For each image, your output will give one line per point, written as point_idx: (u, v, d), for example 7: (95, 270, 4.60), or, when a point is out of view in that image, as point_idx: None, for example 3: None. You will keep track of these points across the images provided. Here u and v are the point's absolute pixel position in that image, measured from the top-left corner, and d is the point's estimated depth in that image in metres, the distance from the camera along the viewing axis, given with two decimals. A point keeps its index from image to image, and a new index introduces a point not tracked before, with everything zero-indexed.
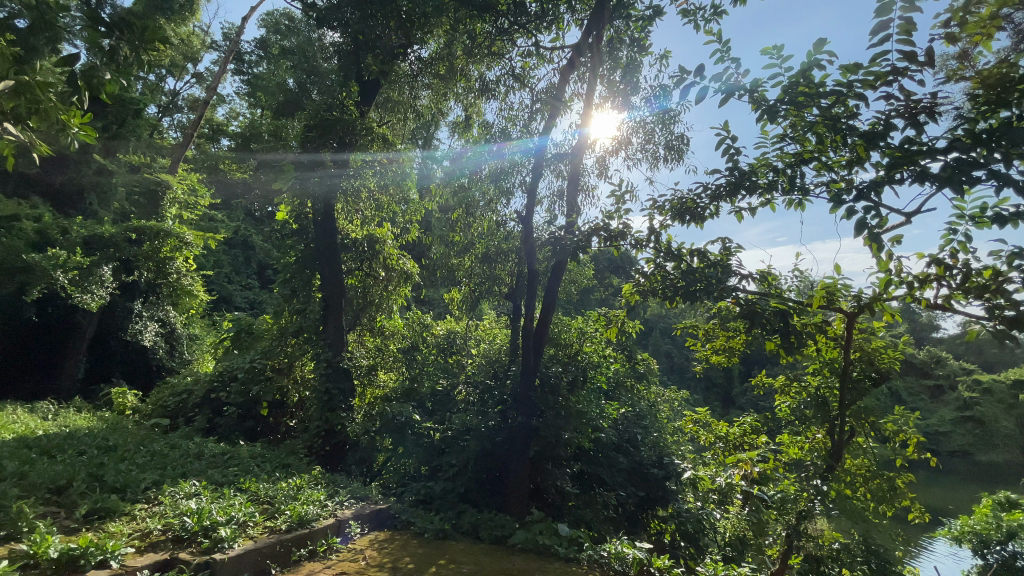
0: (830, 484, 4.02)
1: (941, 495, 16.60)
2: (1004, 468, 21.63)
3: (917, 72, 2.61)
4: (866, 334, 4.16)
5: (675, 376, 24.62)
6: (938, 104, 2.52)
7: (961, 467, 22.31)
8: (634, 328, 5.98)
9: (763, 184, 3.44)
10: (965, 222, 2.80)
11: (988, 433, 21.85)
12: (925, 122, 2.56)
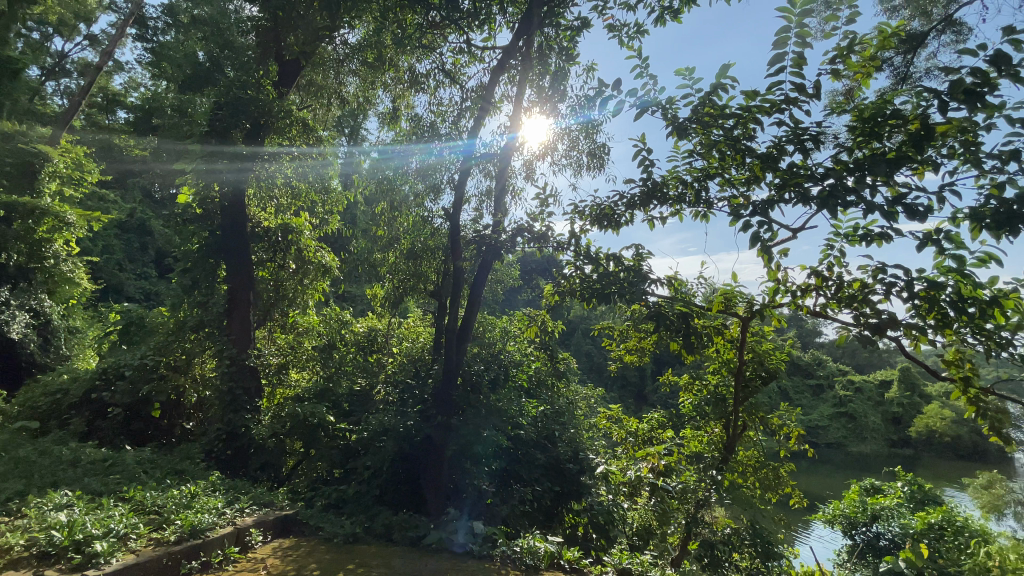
0: (724, 474, 4.38)
1: (818, 482, 18.77)
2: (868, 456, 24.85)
3: (806, 102, 2.89)
4: (758, 337, 4.58)
5: (595, 375, 25.73)
6: (821, 133, 2.83)
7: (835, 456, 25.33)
8: (556, 328, 6.15)
9: (674, 197, 3.66)
10: (839, 240, 3.14)
11: (856, 426, 25.01)
12: (811, 148, 2.85)
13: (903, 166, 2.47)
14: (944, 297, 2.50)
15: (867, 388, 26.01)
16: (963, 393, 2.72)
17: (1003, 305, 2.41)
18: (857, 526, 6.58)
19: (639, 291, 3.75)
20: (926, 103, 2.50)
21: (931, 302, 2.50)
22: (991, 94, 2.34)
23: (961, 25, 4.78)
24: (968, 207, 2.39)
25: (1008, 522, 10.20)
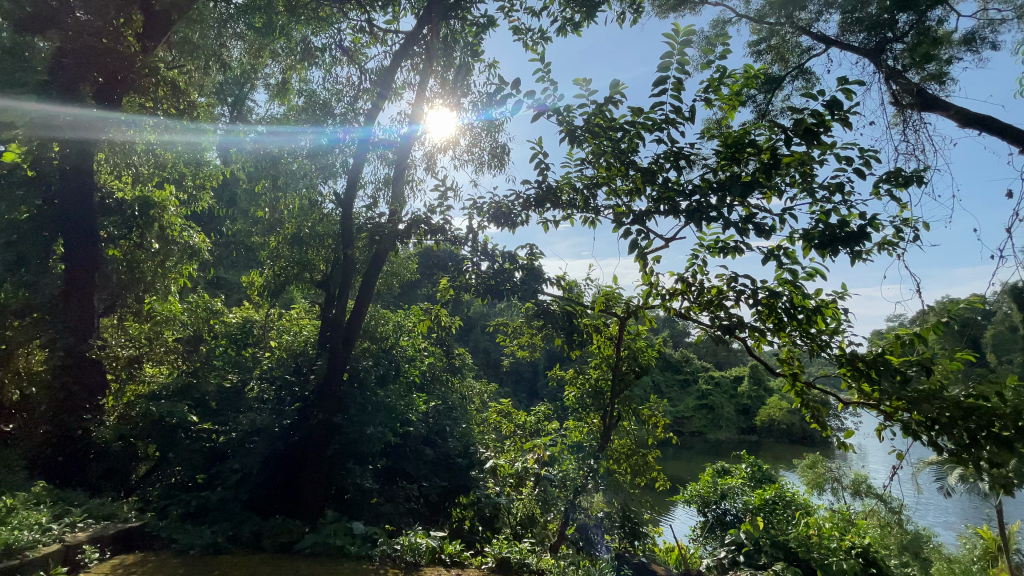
0: (601, 462, 4.70)
1: (683, 467, 21.02)
2: (722, 442, 28.35)
3: (682, 125, 3.22)
4: (635, 335, 4.98)
5: (490, 371, 26.27)
6: (693, 154, 3.16)
7: (696, 443, 28.54)
8: (452, 323, 6.15)
9: (566, 201, 3.83)
10: (702, 252, 3.61)
11: (714, 416, 28.44)
12: (684, 166, 3.18)
13: (755, 189, 2.86)
14: (781, 304, 2.95)
15: (724, 382, 29.57)
16: (791, 387, 3.24)
17: (824, 313, 2.90)
18: (710, 504, 6.66)
19: (530, 289, 3.91)
20: (776, 136, 2.92)
21: (770, 309, 2.96)
22: (824, 134, 2.81)
23: (810, 74, 5.61)
24: (803, 228, 2.85)
25: (827, 495, 12.14)
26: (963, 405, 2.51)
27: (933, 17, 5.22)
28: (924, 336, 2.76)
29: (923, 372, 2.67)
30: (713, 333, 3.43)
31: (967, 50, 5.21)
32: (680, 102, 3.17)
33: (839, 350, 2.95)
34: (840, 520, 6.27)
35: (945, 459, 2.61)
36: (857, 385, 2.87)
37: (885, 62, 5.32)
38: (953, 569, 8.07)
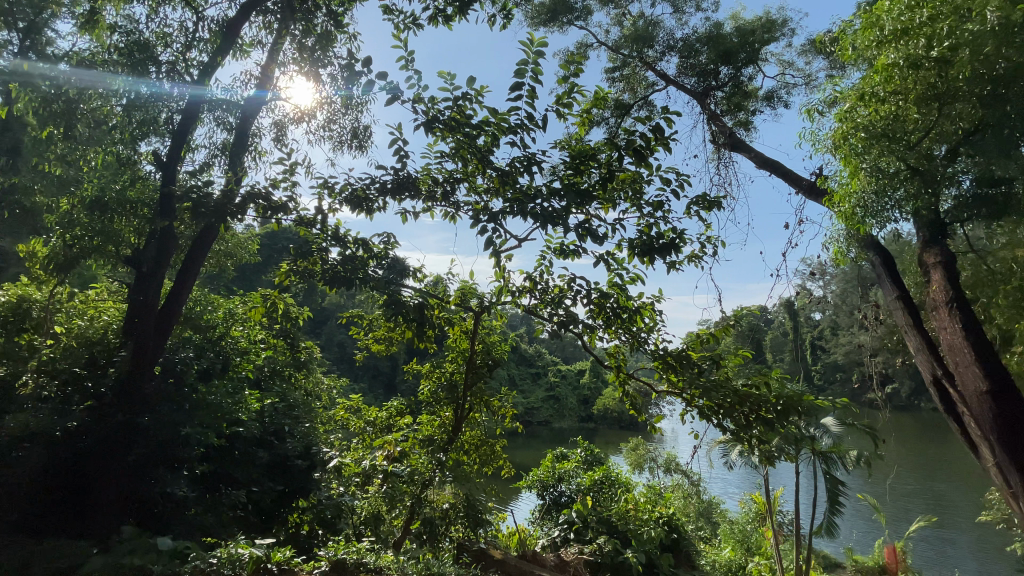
0: (449, 455, 4.72)
1: (530, 455, 22.38)
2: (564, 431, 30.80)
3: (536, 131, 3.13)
4: (488, 330, 5.09)
5: (342, 366, 24.94)
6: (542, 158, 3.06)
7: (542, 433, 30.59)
8: (300, 314, 5.67)
9: (426, 194, 3.50)
10: (551, 251, 3.61)
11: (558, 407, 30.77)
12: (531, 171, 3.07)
13: (595, 199, 3.05)
14: (610, 305, 3.29)
15: (570, 376, 32.21)
16: (616, 376, 3.67)
17: (642, 313, 3.31)
18: (547, 488, 6.84)
19: (385, 281, 3.63)
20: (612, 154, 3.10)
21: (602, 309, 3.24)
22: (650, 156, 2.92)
23: (652, 105, 6.35)
24: (627, 237, 3.19)
25: (646, 474, 13.95)
26: (739, 392, 3.03)
27: (745, 74, 6.32)
28: (717, 336, 3.37)
29: (714, 364, 3.21)
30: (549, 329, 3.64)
31: (766, 106, 6.41)
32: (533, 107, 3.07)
33: (654, 346, 3.37)
34: (653, 493, 7.22)
35: (728, 438, 3.09)
36: (667, 375, 3.31)
37: (710, 105, 6.27)
38: (732, 528, 9.86)
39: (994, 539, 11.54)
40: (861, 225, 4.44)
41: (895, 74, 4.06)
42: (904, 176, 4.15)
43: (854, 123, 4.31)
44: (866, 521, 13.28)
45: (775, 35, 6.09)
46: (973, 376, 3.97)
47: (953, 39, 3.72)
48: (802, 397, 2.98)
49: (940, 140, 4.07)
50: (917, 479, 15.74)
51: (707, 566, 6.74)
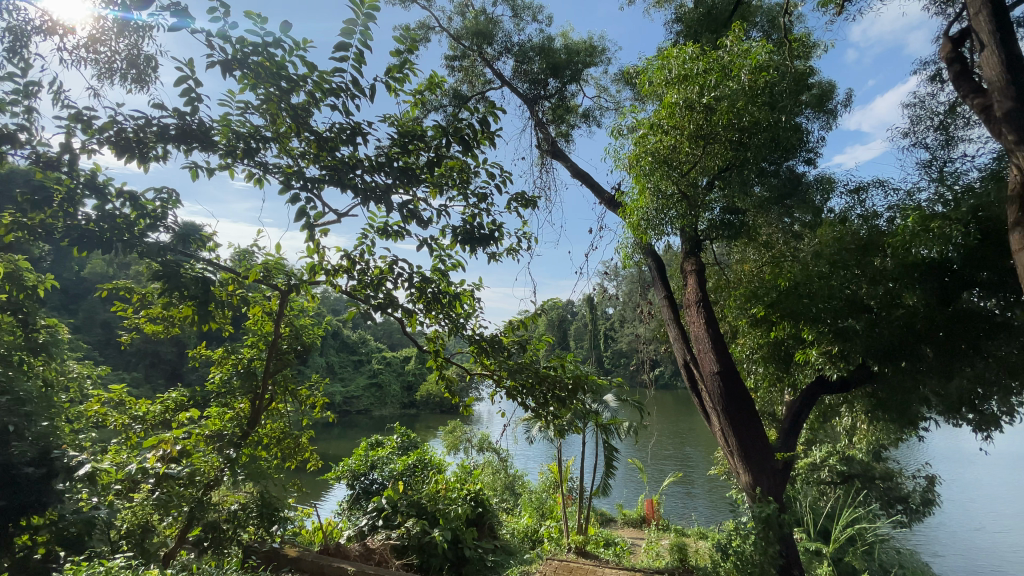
0: (242, 450, 4.09)
1: (344, 445, 21.40)
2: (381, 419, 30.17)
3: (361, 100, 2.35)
4: (298, 312, 4.59)
5: (105, 352, 20.28)
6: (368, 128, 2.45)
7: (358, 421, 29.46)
8: (42, 283, 4.40)
9: (222, 147, 2.60)
10: (373, 231, 2.77)
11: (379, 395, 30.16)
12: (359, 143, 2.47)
13: (422, 183, 2.74)
14: (430, 289, 3.16)
15: (393, 362, 31.76)
16: (433, 362, 3.67)
17: (462, 299, 3.30)
18: (358, 477, 6.54)
19: (161, 248, 2.66)
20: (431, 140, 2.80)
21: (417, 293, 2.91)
22: (477, 149, 2.82)
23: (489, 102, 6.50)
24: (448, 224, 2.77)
25: (459, 455, 14.52)
26: (540, 374, 3.29)
27: (569, 90, 6.90)
28: (526, 323, 3.59)
29: (520, 349, 3.40)
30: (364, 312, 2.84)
31: (584, 122, 7.12)
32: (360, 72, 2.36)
33: (471, 331, 3.41)
34: (463, 472, 7.48)
35: (530, 415, 3.33)
36: (480, 359, 3.42)
37: (538, 112, 6.70)
38: (531, 497, 10.89)
39: (718, 487, 14.91)
40: (644, 234, 5.27)
41: (677, 112, 4.92)
42: (676, 199, 5.03)
43: (645, 148, 5.09)
44: (635, 482, 15.93)
45: (595, 60, 6.79)
46: (709, 359, 5.07)
47: (718, 90, 4.71)
48: (588, 377, 3.39)
49: (703, 173, 5.06)
50: (671, 446, 19.51)
51: (506, 534, 7.26)
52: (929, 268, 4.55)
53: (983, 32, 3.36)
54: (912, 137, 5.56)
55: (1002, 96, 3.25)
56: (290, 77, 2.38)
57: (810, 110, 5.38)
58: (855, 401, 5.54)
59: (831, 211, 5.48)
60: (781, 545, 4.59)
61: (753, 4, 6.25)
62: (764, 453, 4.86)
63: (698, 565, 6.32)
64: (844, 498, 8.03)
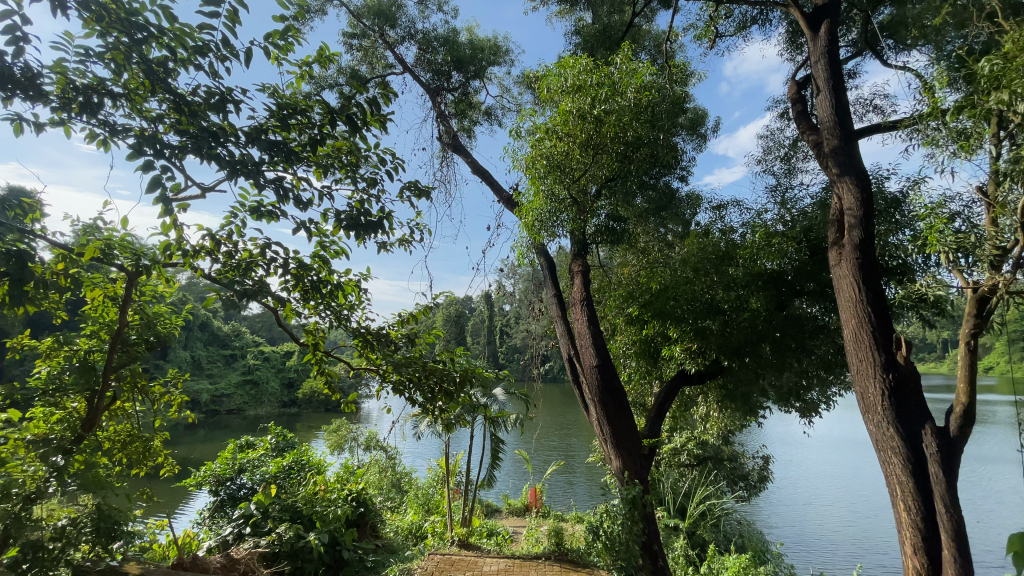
0: (75, 456, 3.45)
1: (212, 447, 19.38)
2: (256, 418, 27.76)
3: (232, 63, 2.10)
4: (152, 299, 3.99)
5: None
6: (241, 95, 2.19)
7: (229, 421, 26.81)
8: None
9: (55, 99, 2.17)
10: (243, 210, 2.46)
11: (256, 392, 27.73)
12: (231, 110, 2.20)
13: (303, 161, 2.52)
14: (310, 277, 2.95)
15: (272, 357, 29.34)
16: (312, 356, 3.44)
17: (344, 289, 3.11)
18: (224, 483, 5.93)
19: None
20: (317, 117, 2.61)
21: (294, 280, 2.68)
22: (366, 131, 2.65)
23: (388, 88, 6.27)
24: (333, 207, 2.59)
25: (344, 453, 13.89)
26: (427, 367, 3.25)
27: (472, 85, 6.89)
28: (416, 316, 3.50)
29: (408, 343, 3.33)
30: (225, 298, 2.50)
31: (485, 120, 7.17)
32: (232, 32, 2.10)
33: (357, 323, 3.25)
34: (344, 472, 7.14)
35: (416, 409, 3.27)
36: (364, 352, 3.29)
37: (440, 103, 6.59)
38: (417, 493, 10.74)
39: (596, 474, 15.97)
40: (537, 234, 5.43)
41: (570, 119, 5.16)
42: (568, 204, 5.27)
43: (540, 151, 5.25)
44: (520, 472, 16.48)
45: (499, 59, 6.86)
46: (589, 354, 5.42)
47: (608, 104, 5.02)
48: (476, 371, 3.41)
49: (592, 181, 5.35)
50: (556, 437, 20.49)
51: (389, 533, 7.09)
52: (770, 278, 5.30)
53: (820, 80, 3.98)
54: (764, 164, 6.42)
55: (830, 135, 3.88)
56: (146, 27, 2.07)
57: (686, 131, 5.96)
58: (710, 393, 6.26)
59: (697, 225, 6.15)
60: (645, 523, 5.06)
61: (642, 28, 6.76)
62: (633, 440, 5.31)
63: (572, 548, 6.72)
64: (698, 478, 9.06)
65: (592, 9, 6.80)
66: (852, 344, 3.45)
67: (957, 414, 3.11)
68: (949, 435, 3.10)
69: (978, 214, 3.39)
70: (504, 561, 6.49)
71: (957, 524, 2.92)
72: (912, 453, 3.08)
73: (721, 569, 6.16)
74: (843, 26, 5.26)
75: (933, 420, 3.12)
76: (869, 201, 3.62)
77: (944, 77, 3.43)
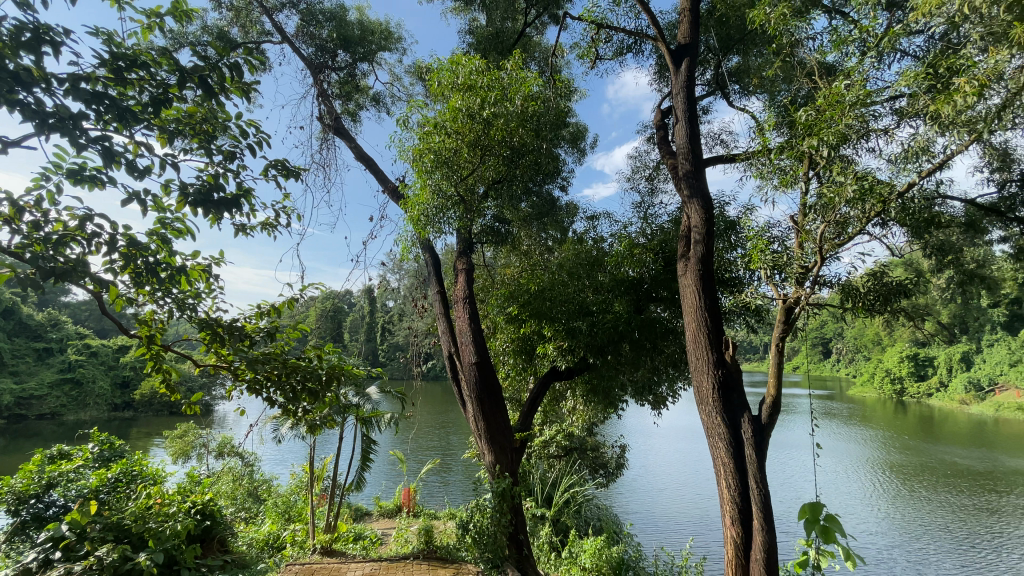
0: None
1: (14, 459, 15.92)
2: (77, 423, 23.38)
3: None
4: None
5: None
6: (65, 36, 1.82)
7: (38, 427, 22.21)
8: None
9: None
10: (59, 173, 2.05)
11: (79, 393, 23.38)
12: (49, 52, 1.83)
13: (146, 124, 2.17)
14: (147, 258, 2.54)
15: (102, 351, 24.89)
16: (146, 350, 2.96)
17: (189, 275, 2.73)
18: (24, 502, 4.88)
19: None
20: (166, 76, 2.28)
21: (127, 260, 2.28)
22: (225, 99, 2.37)
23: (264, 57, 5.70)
24: (178, 180, 2.30)
25: (191, 460, 12.32)
26: (289, 364, 2.98)
27: (360, 68, 6.55)
28: (279, 308, 3.20)
29: (267, 337, 3.03)
30: (26, 276, 2.05)
31: (372, 106, 6.85)
32: None
33: (206, 313, 2.87)
34: (188, 482, 6.30)
35: (275, 409, 3.00)
36: (213, 347, 2.91)
37: (322, 82, 6.15)
38: (276, 501, 9.86)
39: (471, 470, 16.17)
40: (423, 229, 5.31)
41: (459, 117, 5.16)
42: (455, 201, 5.24)
43: (428, 145, 5.17)
44: (394, 472, 16.06)
45: (391, 46, 6.60)
46: (467, 351, 5.48)
47: (496, 107, 5.11)
48: (345, 368, 3.20)
49: (479, 181, 5.40)
50: (434, 436, 20.33)
51: (242, 545, 6.43)
52: (631, 284, 5.84)
53: (679, 110, 4.49)
54: (632, 182, 7.05)
55: (684, 160, 4.40)
56: None
57: (567, 143, 6.31)
58: (577, 388, 6.69)
59: (574, 232, 6.54)
60: (512, 515, 5.23)
61: (532, 40, 7.01)
62: (505, 435, 5.46)
63: (442, 545, 6.71)
64: (564, 469, 9.63)
65: (487, 12, 6.88)
66: (692, 345, 3.95)
67: (768, 405, 3.69)
68: (761, 422, 3.68)
69: (790, 239, 4.09)
70: (370, 565, 6.25)
71: (764, 497, 3.44)
72: (734, 437, 3.60)
73: (579, 552, 6.62)
74: (700, 67, 5.98)
75: (750, 410, 3.67)
76: (710, 220, 4.17)
77: (772, 121, 4.07)
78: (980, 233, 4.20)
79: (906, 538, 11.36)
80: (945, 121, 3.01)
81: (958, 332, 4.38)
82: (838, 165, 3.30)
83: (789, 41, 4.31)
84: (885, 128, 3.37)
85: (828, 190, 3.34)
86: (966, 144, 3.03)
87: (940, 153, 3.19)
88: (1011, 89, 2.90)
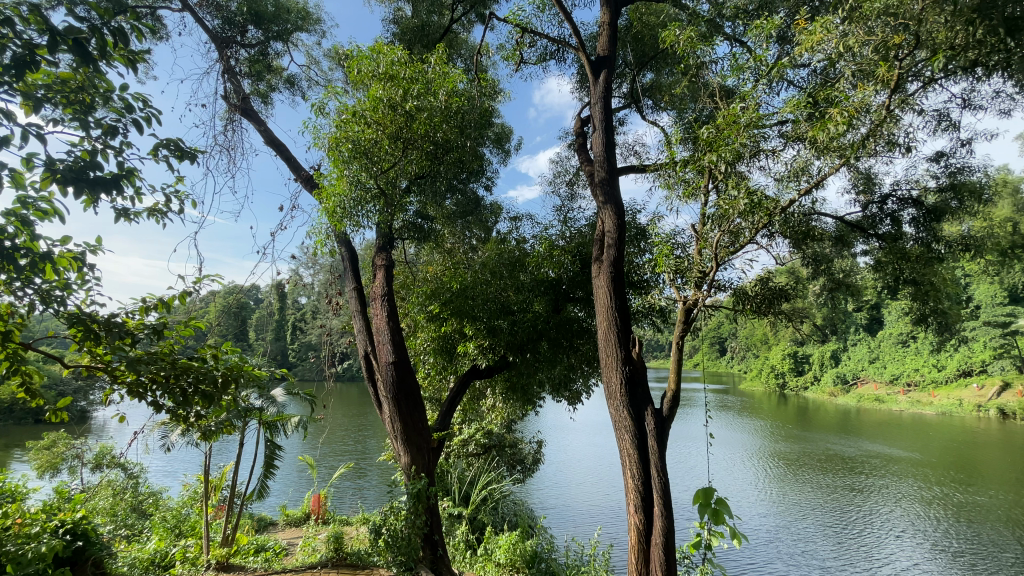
0: None
1: None
2: None
3: None
4: None
5: None
6: None
7: None
8: None
9: None
10: None
11: None
12: None
13: (4, 86, 1.88)
14: (1, 243, 2.19)
15: None
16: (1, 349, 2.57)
17: (56, 263, 2.39)
18: None
19: None
20: (34, 35, 1.99)
21: None
22: (105, 67, 2.10)
23: (160, 23, 5.15)
24: (44, 153, 2.01)
25: (60, 475, 10.82)
26: (179, 365, 2.70)
27: (274, 48, 6.12)
28: (168, 304, 2.88)
29: (153, 335, 2.68)
30: None
31: (286, 88, 6.43)
32: None
33: (77, 307, 2.53)
34: (56, 500, 5.53)
35: (162, 415, 2.71)
36: (85, 346, 2.57)
37: (229, 58, 5.67)
38: (165, 515, 8.93)
39: (387, 473, 15.74)
40: (339, 222, 5.03)
41: (380, 107, 5.01)
42: (374, 194, 5.05)
43: (346, 134, 4.96)
44: (304, 478, 15.23)
45: (308, 27, 6.24)
46: (384, 350, 5.33)
47: (419, 100, 5.03)
48: (246, 369, 2.93)
49: (401, 175, 5.27)
50: (348, 439, 19.53)
51: (122, 566, 5.76)
52: (550, 284, 6.00)
53: (596, 120, 4.69)
54: (553, 186, 7.25)
55: (600, 168, 4.61)
56: None
57: (492, 143, 6.34)
58: (496, 386, 6.75)
59: (497, 232, 6.62)
60: (427, 515, 5.17)
61: (459, 37, 6.97)
62: (421, 435, 5.38)
63: (352, 551, 6.48)
64: (482, 467, 9.67)
65: (412, 3, 6.73)
66: (603, 344, 4.15)
67: (669, 399, 3.97)
68: (662, 415, 3.95)
69: (691, 246, 4.42)
70: None
71: (664, 485, 3.70)
72: (638, 430, 3.84)
73: (494, 548, 6.69)
74: (618, 79, 6.29)
75: (653, 403, 3.93)
76: (622, 226, 4.41)
77: (679, 136, 4.39)
78: (848, 246, 4.82)
79: (787, 518, 12.72)
80: (820, 146, 3.42)
81: (828, 332, 4.99)
82: (734, 180, 3.62)
83: (696, 63, 4.67)
84: (773, 149, 3.75)
85: (723, 202, 3.67)
86: (836, 167, 3.46)
87: (815, 174, 3.62)
88: (871, 122, 3.35)
